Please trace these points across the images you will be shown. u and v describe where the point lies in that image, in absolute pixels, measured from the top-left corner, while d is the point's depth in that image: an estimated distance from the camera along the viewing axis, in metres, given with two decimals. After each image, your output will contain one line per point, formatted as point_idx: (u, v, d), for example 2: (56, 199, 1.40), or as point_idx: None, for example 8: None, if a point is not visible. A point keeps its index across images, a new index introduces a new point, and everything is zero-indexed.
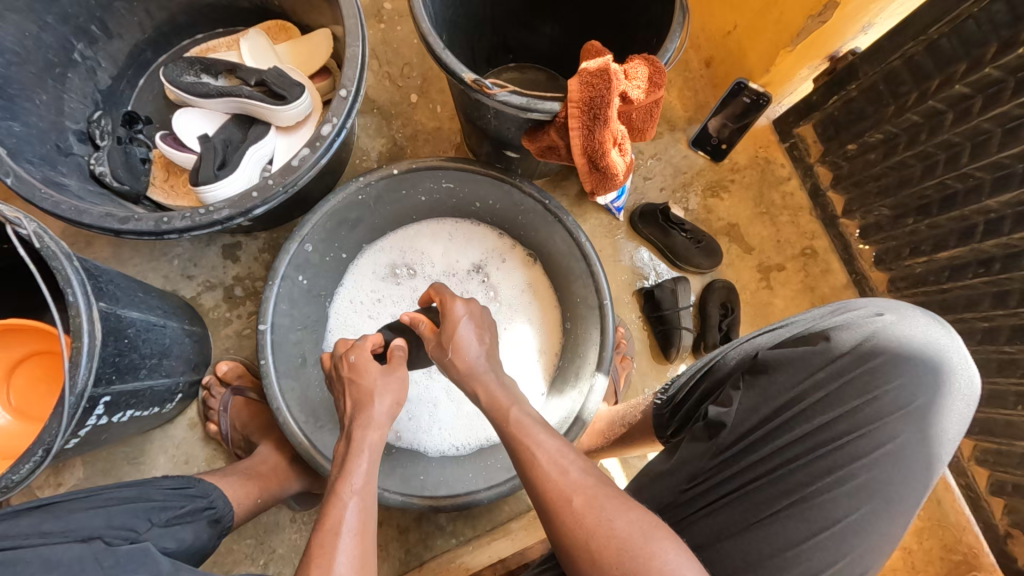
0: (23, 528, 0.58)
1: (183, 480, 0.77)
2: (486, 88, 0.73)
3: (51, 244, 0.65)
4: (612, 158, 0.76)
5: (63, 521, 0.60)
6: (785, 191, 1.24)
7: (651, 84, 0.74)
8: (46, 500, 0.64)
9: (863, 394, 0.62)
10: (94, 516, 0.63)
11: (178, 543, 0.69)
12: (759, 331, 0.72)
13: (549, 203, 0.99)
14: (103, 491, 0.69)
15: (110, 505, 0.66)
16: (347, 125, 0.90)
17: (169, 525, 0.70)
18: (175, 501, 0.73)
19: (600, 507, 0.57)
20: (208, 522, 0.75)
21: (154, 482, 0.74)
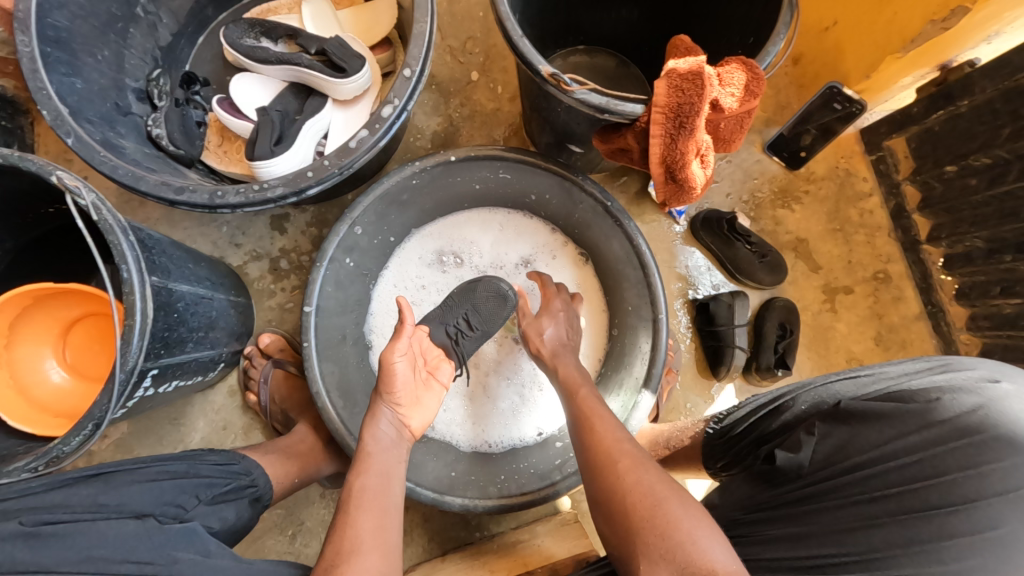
0: (78, 499, 0.59)
1: (227, 455, 0.79)
2: (565, 84, 0.67)
3: (108, 217, 0.64)
4: (693, 171, 0.70)
5: (115, 493, 0.61)
6: (864, 208, 1.15)
7: (746, 93, 0.67)
8: (100, 468, 0.65)
9: (966, 467, 0.54)
10: (145, 489, 0.64)
11: (221, 523, 0.70)
12: (838, 377, 0.71)
13: (611, 205, 0.93)
14: (154, 462, 0.70)
15: (160, 479, 0.67)
16: (408, 106, 0.85)
17: (214, 502, 0.71)
18: (220, 479, 0.74)
19: (673, 500, 0.63)
20: (250, 501, 0.76)
21: (200, 456, 0.75)
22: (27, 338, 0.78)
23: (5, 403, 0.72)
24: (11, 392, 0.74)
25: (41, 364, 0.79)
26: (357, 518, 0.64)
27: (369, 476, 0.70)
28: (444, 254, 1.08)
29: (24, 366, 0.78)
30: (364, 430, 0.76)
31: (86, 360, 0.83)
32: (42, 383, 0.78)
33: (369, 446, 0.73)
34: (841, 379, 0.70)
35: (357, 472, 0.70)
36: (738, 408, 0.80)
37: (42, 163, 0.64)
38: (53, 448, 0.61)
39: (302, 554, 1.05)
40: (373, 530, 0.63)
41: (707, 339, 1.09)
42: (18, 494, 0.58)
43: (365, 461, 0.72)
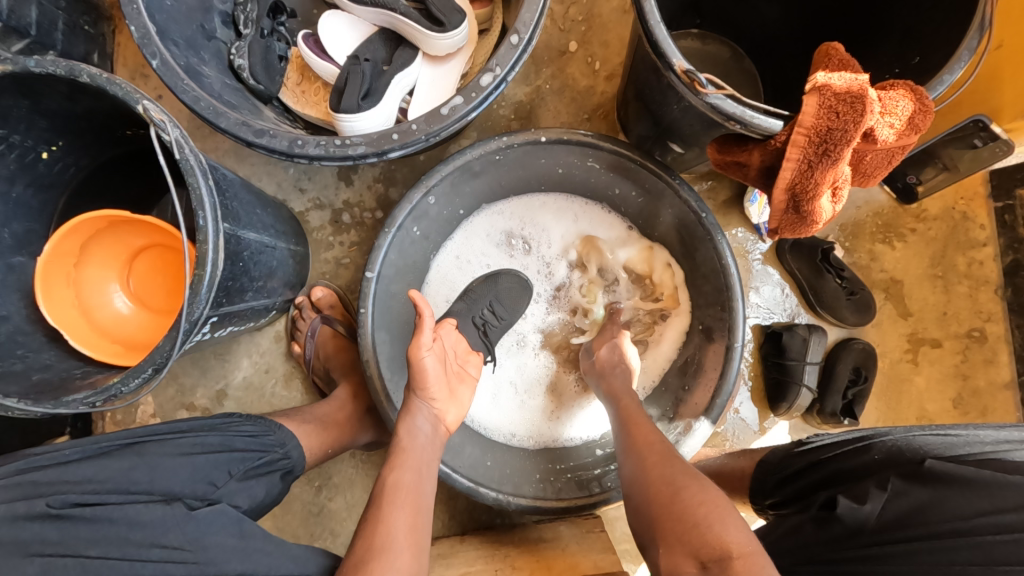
0: (110, 475, 0.55)
1: (261, 424, 0.72)
2: (699, 84, 0.59)
3: (190, 157, 0.61)
4: (821, 204, 0.62)
5: (148, 469, 0.57)
6: (974, 258, 1.04)
7: (908, 126, 0.58)
8: (133, 437, 0.60)
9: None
10: (178, 465, 0.59)
11: (251, 500, 0.65)
12: (926, 433, 0.65)
13: (706, 218, 0.85)
14: (187, 431, 0.64)
15: (192, 453, 0.62)
16: (508, 77, 0.78)
17: (246, 478, 0.66)
18: (253, 451, 0.68)
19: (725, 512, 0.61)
20: (282, 474, 0.72)
21: (232, 423, 0.69)
22: (95, 260, 0.77)
23: (68, 323, 0.73)
24: (75, 313, 0.74)
25: (107, 288, 0.78)
26: (389, 517, 0.63)
27: (405, 471, 0.68)
28: (512, 235, 1.02)
29: (91, 288, 0.77)
30: (400, 425, 0.73)
31: (148, 290, 0.81)
32: (105, 307, 0.78)
33: (405, 442, 0.71)
34: (927, 436, 0.64)
35: (392, 467, 0.68)
36: (813, 440, 0.74)
37: (129, 88, 0.61)
38: (112, 387, 0.61)
39: (325, 507, 1.06)
40: (405, 530, 0.63)
41: (771, 370, 1.02)
42: (53, 461, 0.55)
43: (400, 455, 0.70)
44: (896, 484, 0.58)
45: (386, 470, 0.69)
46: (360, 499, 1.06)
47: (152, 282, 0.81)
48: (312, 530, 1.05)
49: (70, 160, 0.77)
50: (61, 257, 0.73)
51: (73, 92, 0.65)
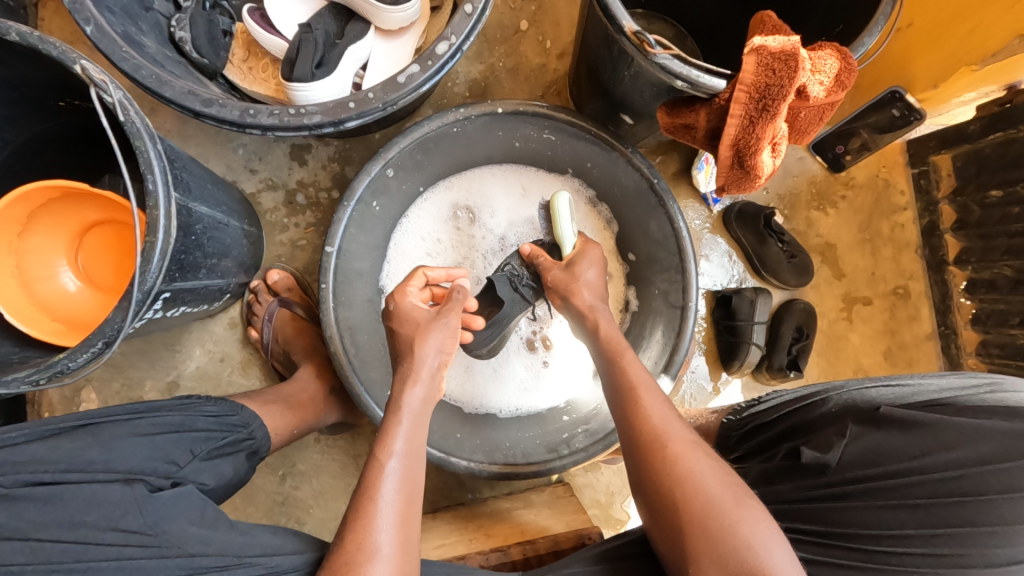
0: (67, 454, 0.56)
1: (224, 406, 0.73)
2: (648, 46, 0.62)
3: (136, 120, 0.58)
4: (763, 159, 0.66)
5: (104, 448, 0.58)
6: (897, 221, 1.13)
7: (835, 84, 0.63)
8: (86, 418, 0.61)
9: (1005, 490, 0.54)
10: (141, 445, 0.61)
11: (217, 479, 0.68)
12: (874, 384, 0.68)
13: (657, 183, 0.89)
14: (147, 412, 0.65)
15: (154, 433, 0.63)
16: (463, 47, 0.79)
17: (211, 458, 0.68)
18: (216, 432, 0.69)
19: (692, 458, 0.65)
20: (245, 456, 0.73)
21: (195, 405, 0.70)
22: (43, 230, 0.73)
23: (6, 294, 0.68)
24: (14, 285, 0.70)
25: (53, 260, 0.75)
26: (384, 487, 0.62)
27: (398, 442, 0.66)
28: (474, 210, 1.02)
29: (34, 260, 0.73)
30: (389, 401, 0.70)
31: (98, 268, 0.79)
32: (49, 279, 0.74)
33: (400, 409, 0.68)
34: (879, 387, 0.67)
35: (388, 437, 0.66)
36: (765, 402, 0.78)
37: (64, 47, 0.57)
38: (58, 363, 0.57)
39: (291, 495, 1.04)
40: (400, 502, 0.62)
41: (723, 332, 1.08)
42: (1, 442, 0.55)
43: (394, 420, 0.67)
44: (855, 430, 0.60)
45: (380, 444, 0.65)
46: (326, 485, 1.04)
47: (105, 261, 0.79)
48: (278, 520, 1.03)
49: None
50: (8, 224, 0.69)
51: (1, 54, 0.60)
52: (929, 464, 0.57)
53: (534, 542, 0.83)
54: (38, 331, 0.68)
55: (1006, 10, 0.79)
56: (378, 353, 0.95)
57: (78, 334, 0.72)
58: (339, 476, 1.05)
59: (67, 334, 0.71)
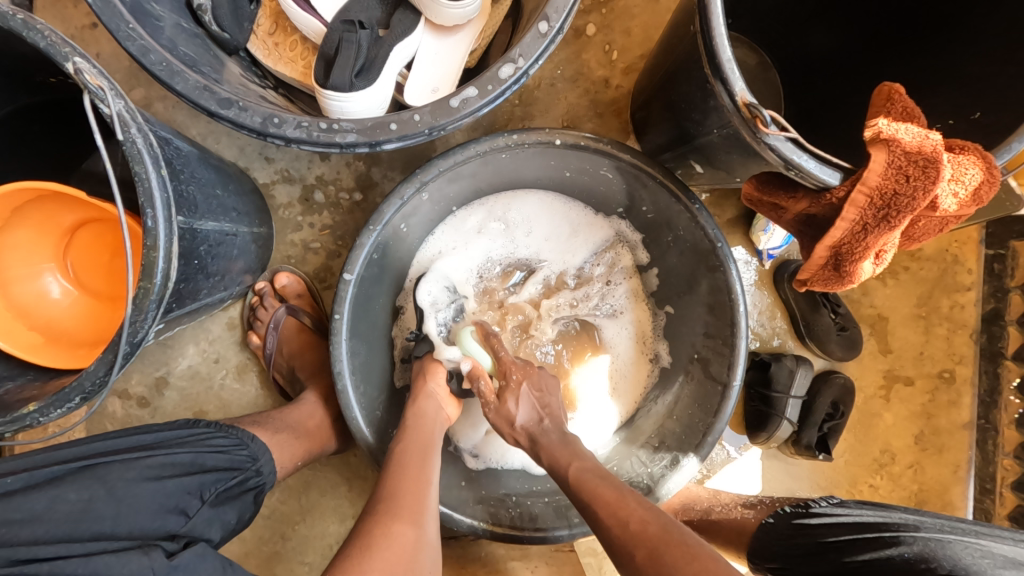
0: (66, 508, 0.50)
1: (233, 438, 0.67)
2: (761, 122, 0.52)
3: (138, 140, 0.48)
4: (864, 267, 0.57)
5: (113, 500, 0.52)
6: (958, 302, 1.05)
7: (971, 197, 0.53)
8: (85, 460, 0.55)
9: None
10: (149, 492, 0.55)
11: (224, 527, 0.62)
12: (960, 550, 0.61)
13: (721, 247, 0.79)
14: (152, 451, 0.59)
15: (162, 477, 0.57)
16: (530, 70, 0.67)
17: (219, 503, 0.62)
18: (226, 471, 0.64)
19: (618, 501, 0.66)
20: (254, 493, 0.68)
21: (202, 438, 0.65)
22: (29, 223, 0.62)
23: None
24: None
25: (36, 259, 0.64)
26: (397, 475, 0.70)
27: (414, 445, 0.74)
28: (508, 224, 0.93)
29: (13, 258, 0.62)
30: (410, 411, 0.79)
31: (88, 271, 0.67)
32: (32, 280, 0.64)
33: (415, 420, 0.77)
34: (963, 544, 0.62)
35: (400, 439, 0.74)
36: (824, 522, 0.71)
37: (55, 39, 0.46)
38: (27, 416, 0.49)
39: (277, 510, 0.98)
40: (406, 490, 0.69)
41: (753, 400, 1.01)
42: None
43: (410, 432, 0.75)
44: None
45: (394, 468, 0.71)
46: (315, 503, 0.99)
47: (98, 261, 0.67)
48: (261, 533, 0.98)
49: None
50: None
51: None
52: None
53: None
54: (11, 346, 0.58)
55: None
56: (387, 383, 0.88)
57: (55, 353, 0.61)
58: (329, 496, 0.99)
59: (43, 353, 0.60)
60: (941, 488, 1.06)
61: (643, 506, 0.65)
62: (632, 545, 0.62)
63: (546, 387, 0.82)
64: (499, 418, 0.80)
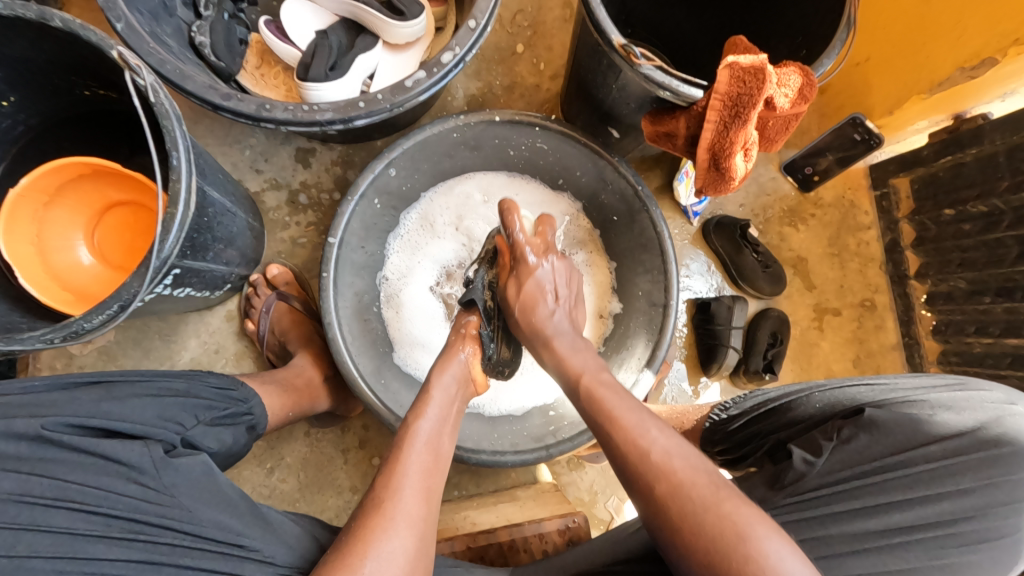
0: (84, 404, 0.58)
1: (228, 380, 0.75)
2: (634, 57, 0.70)
3: (165, 102, 0.63)
4: (736, 162, 0.74)
5: (118, 405, 0.59)
6: (862, 238, 1.22)
7: (798, 97, 0.71)
8: (97, 376, 0.63)
9: (960, 481, 0.59)
10: (149, 404, 0.62)
11: (218, 444, 0.69)
12: (852, 381, 0.69)
13: (641, 190, 0.95)
14: (155, 376, 0.67)
15: (162, 395, 0.64)
16: (466, 58, 0.86)
17: (213, 426, 0.69)
18: (220, 402, 0.71)
19: (649, 430, 0.62)
20: (245, 428, 0.75)
21: (201, 376, 0.72)
22: (67, 204, 0.80)
23: (23, 258, 0.74)
24: (32, 250, 0.76)
25: (71, 234, 0.81)
26: (410, 460, 0.65)
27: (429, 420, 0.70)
28: (490, 196, 1.08)
29: (53, 232, 0.79)
30: (426, 384, 0.75)
31: (112, 246, 0.85)
32: (66, 251, 0.80)
33: (434, 395, 0.73)
34: (858, 384, 0.68)
35: (417, 416, 0.71)
36: (750, 398, 0.76)
37: (103, 35, 0.63)
38: (73, 323, 0.60)
39: (277, 489, 1.04)
40: (421, 487, 0.64)
41: (703, 339, 1.14)
42: (22, 390, 0.58)
43: (430, 409, 0.72)
44: (843, 432, 0.61)
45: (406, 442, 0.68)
46: (313, 479, 1.05)
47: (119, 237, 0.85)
48: None
49: (20, 117, 0.76)
50: (35, 195, 0.76)
51: (41, 39, 0.66)
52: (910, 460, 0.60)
53: (519, 527, 0.85)
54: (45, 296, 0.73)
55: (948, 46, 0.90)
56: (374, 343, 0.99)
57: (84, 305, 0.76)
58: (327, 470, 1.05)
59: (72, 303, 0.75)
60: None
61: (664, 438, 0.61)
62: (653, 477, 0.58)
63: (563, 276, 0.84)
64: (507, 298, 0.81)
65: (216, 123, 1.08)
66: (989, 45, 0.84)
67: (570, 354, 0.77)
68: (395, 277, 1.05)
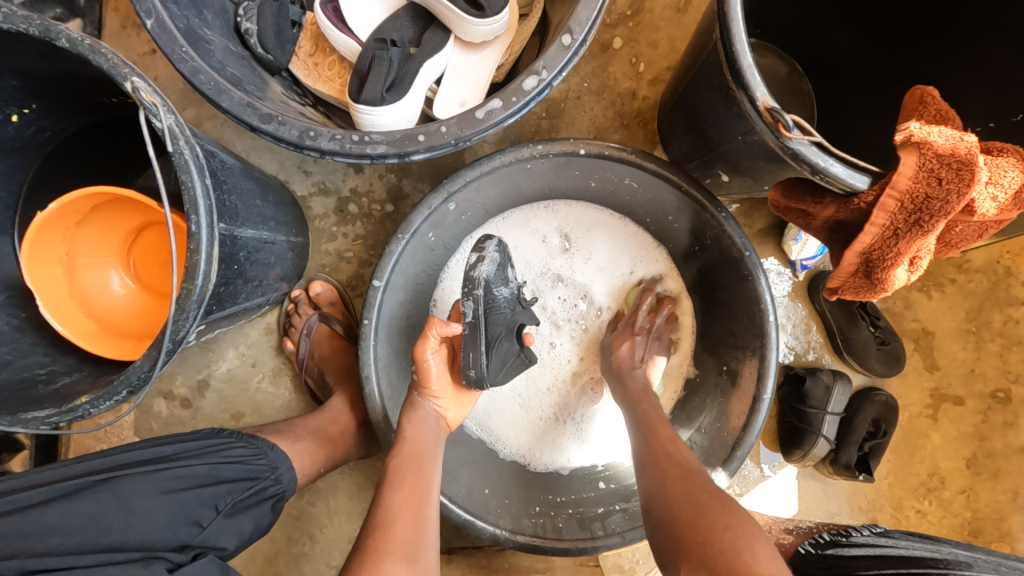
0: (80, 522, 0.51)
1: (252, 448, 0.69)
2: (783, 126, 0.52)
3: (185, 150, 0.52)
4: (896, 274, 0.55)
5: (123, 514, 0.53)
6: (1011, 316, 0.99)
7: (1010, 200, 0.51)
8: (103, 472, 0.56)
9: None
10: (160, 504, 0.56)
11: (238, 539, 0.62)
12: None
13: (749, 256, 0.77)
14: (168, 462, 0.61)
15: (178, 490, 0.58)
16: (554, 82, 0.69)
17: (233, 513, 0.63)
18: (242, 482, 0.65)
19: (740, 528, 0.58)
20: (272, 503, 0.69)
21: (220, 448, 0.66)
22: (101, 221, 0.69)
23: (46, 282, 0.64)
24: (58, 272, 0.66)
25: (105, 254, 0.71)
26: (393, 497, 0.67)
27: (413, 452, 0.71)
28: (568, 239, 0.94)
29: (86, 250, 0.69)
30: (404, 416, 0.76)
31: (147, 268, 0.74)
32: (96, 272, 0.70)
33: (413, 426, 0.74)
34: None
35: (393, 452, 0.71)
36: (857, 544, 0.67)
37: (115, 60, 0.51)
38: (79, 408, 0.53)
39: (306, 512, 1.01)
40: (402, 504, 0.66)
41: (787, 415, 0.98)
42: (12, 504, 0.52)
43: (405, 445, 0.72)
44: None
45: (389, 477, 0.69)
46: (342, 507, 1.01)
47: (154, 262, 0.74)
48: (290, 535, 1.00)
49: (45, 126, 0.67)
50: (66, 213, 0.64)
51: (50, 53, 0.55)
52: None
53: None
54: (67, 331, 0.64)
55: None
56: None
57: (104, 340, 0.67)
58: (357, 500, 1.01)
59: (97, 339, 0.66)
60: (997, 516, 0.99)
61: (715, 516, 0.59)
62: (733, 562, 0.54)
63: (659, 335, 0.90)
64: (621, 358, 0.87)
65: None
66: None
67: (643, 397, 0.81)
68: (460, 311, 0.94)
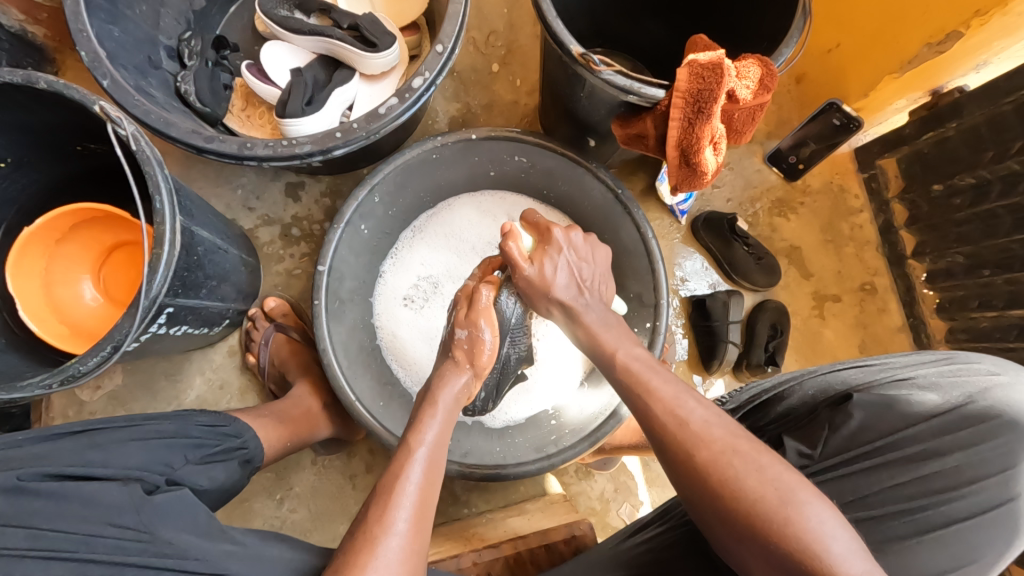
0: (68, 455, 0.60)
1: (217, 417, 0.78)
2: (593, 64, 0.72)
3: (146, 149, 0.66)
4: (705, 156, 0.74)
5: (104, 452, 0.62)
6: (855, 223, 1.21)
7: (760, 87, 0.72)
8: (81, 426, 0.66)
9: (959, 449, 0.61)
10: (135, 449, 0.65)
11: (210, 482, 0.71)
12: (844, 364, 0.70)
13: (621, 194, 0.96)
14: (145, 421, 0.70)
15: (150, 438, 0.67)
16: (437, 82, 0.88)
17: (204, 462, 0.71)
18: (209, 440, 0.73)
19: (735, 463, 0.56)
20: (239, 462, 0.77)
21: (190, 416, 0.75)
22: (77, 242, 0.86)
23: (24, 290, 0.80)
24: (37, 285, 0.82)
25: (79, 272, 0.87)
26: (408, 480, 0.63)
27: (432, 445, 0.68)
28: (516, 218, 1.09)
29: (62, 268, 0.85)
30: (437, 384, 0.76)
31: (115, 284, 0.91)
32: (71, 286, 0.86)
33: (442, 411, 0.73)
34: (850, 367, 0.70)
35: (416, 433, 0.69)
36: (745, 389, 0.77)
37: (85, 91, 0.66)
38: (70, 367, 0.62)
39: (288, 519, 1.05)
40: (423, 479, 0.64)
41: (700, 334, 1.14)
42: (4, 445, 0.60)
43: (432, 432, 0.69)
44: (833, 421, 0.63)
45: (401, 457, 0.66)
46: (323, 507, 1.05)
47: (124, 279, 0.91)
48: None
49: (17, 177, 0.80)
50: (47, 232, 0.82)
51: (29, 102, 0.70)
52: (895, 443, 0.62)
53: (525, 538, 0.86)
54: (42, 331, 0.79)
55: (913, 25, 0.91)
56: (371, 367, 1.00)
57: (75, 341, 0.82)
58: (336, 497, 1.06)
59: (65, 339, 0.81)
60: None
61: (701, 408, 0.62)
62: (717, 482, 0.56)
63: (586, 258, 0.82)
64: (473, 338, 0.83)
65: (207, 167, 1.12)
66: (952, 20, 0.85)
67: (602, 329, 0.76)
68: (413, 284, 1.07)
